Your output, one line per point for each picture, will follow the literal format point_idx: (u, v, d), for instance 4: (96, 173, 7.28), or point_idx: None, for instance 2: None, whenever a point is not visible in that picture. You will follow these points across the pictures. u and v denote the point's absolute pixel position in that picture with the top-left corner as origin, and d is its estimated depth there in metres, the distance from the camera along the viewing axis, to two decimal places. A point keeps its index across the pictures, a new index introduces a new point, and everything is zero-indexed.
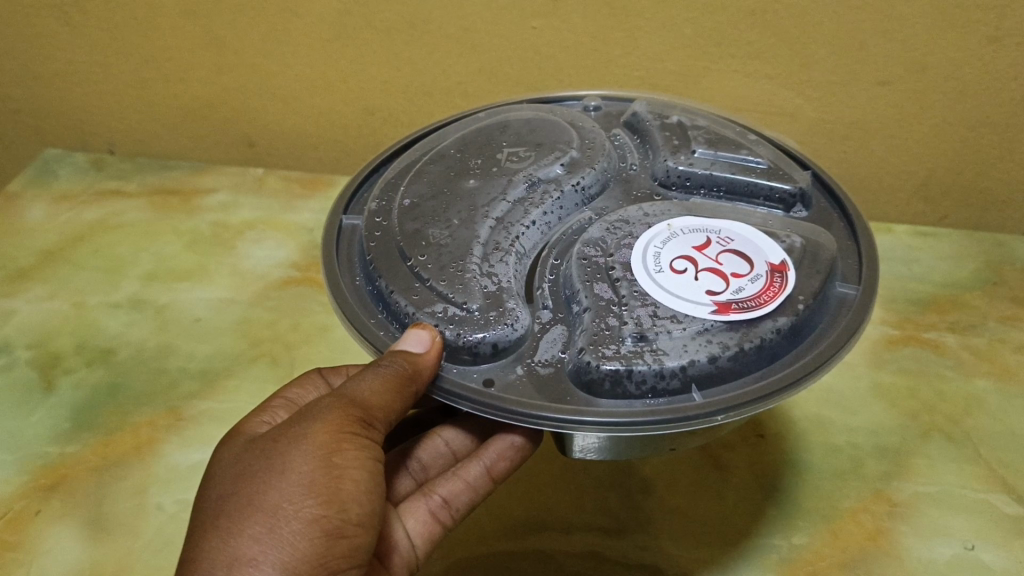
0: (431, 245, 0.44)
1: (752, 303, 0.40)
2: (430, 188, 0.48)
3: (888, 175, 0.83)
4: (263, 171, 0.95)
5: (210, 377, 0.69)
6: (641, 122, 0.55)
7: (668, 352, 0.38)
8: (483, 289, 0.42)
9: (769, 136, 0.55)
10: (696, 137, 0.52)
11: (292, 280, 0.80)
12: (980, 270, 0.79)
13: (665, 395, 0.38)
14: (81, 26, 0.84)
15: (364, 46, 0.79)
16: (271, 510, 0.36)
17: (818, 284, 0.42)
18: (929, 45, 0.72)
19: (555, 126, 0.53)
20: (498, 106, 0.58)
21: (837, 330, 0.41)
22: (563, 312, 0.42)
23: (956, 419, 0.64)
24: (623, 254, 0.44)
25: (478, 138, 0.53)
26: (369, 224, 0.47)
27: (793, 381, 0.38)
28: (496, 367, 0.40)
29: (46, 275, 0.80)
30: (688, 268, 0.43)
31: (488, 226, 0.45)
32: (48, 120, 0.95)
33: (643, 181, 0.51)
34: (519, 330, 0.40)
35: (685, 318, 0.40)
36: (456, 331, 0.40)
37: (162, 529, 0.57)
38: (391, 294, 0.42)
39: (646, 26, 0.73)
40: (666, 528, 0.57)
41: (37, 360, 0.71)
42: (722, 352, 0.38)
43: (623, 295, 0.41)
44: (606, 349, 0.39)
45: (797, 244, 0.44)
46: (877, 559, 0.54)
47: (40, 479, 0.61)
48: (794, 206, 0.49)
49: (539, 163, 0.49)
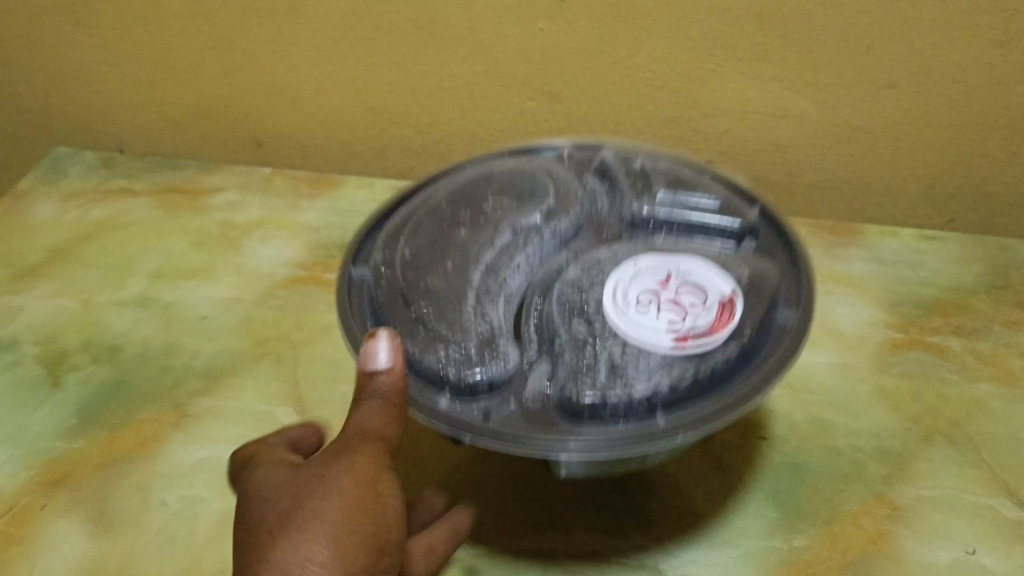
0: (432, 295, 0.50)
1: (706, 332, 0.47)
2: (426, 241, 0.54)
3: (895, 178, 0.82)
4: (270, 171, 0.94)
5: (215, 375, 0.69)
6: (611, 170, 0.61)
7: (637, 382, 0.45)
8: (480, 331, 0.48)
9: (725, 174, 0.61)
10: (657, 182, 0.60)
11: (297, 279, 0.80)
12: (985, 274, 0.79)
13: (635, 419, 0.45)
14: (93, 25, 0.86)
15: (371, 46, 0.81)
16: (324, 519, 0.37)
17: (762, 313, 0.49)
18: (932, 49, 0.73)
19: (534, 176, 0.59)
20: (481, 158, 0.63)
21: (780, 355, 0.47)
22: (548, 347, 0.48)
23: (958, 423, 0.64)
24: (597, 293, 0.50)
25: (465, 190, 0.58)
26: (376, 277, 0.53)
27: (745, 402, 0.45)
28: (493, 401, 0.47)
29: (54, 273, 0.81)
30: (652, 300, 0.49)
31: (480, 274, 0.52)
32: (58, 118, 0.96)
33: (614, 223, 0.57)
34: (509, 368, 0.47)
35: (649, 350, 0.46)
36: (458, 372, 0.46)
37: (166, 525, 0.57)
38: (401, 341, 0.49)
39: (651, 28, 0.74)
40: (666, 527, 0.57)
41: (44, 357, 0.71)
42: (680, 380, 0.45)
43: (597, 332, 0.48)
44: (586, 383, 0.45)
45: (743, 275, 0.51)
46: (876, 562, 0.54)
47: (45, 474, 0.61)
48: (742, 240, 0.56)
49: (521, 213, 0.55)
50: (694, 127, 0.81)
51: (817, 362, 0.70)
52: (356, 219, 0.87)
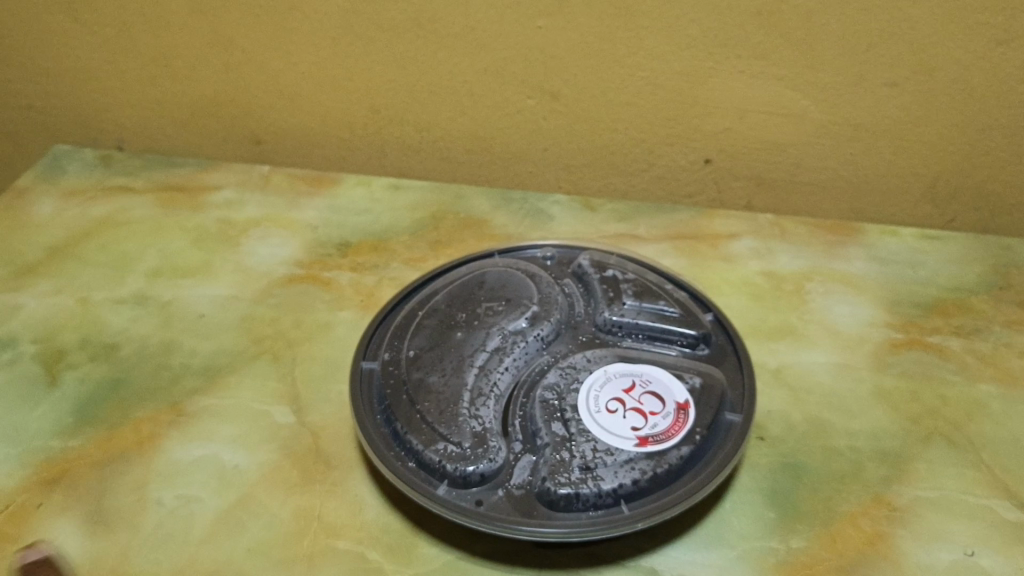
0: (432, 395, 0.59)
1: (663, 436, 0.55)
2: (429, 340, 0.64)
3: (895, 177, 0.82)
4: (268, 169, 0.94)
5: (212, 374, 0.69)
6: (586, 274, 0.71)
7: (605, 477, 0.53)
8: (472, 430, 0.56)
9: (686, 282, 0.71)
10: (626, 290, 0.68)
11: (296, 277, 0.80)
12: (986, 273, 0.79)
13: (603, 508, 0.52)
14: (93, 22, 0.86)
15: (371, 44, 0.81)
16: None
17: (710, 418, 0.57)
18: (934, 47, 0.72)
19: (520, 281, 0.69)
20: (474, 258, 0.74)
21: (725, 450, 0.55)
22: (530, 443, 0.56)
23: (958, 424, 0.64)
24: (572, 397, 0.58)
25: (462, 294, 0.68)
26: (384, 372, 0.61)
27: (694, 489, 0.53)
28: (483, 490, 0.53)
29: (52, 270, 0.81)
30: (618, 408, 0.57)
31: (473, 374, 0.60)
32: (58, 115, 0.96)
33: (587, 326, 0.66)
34: (497, 463, 0.54)
35: (616, 450, 0.54)
36: (454, 464, 0.54)
37: (162, 524, 0.57)
38: (405, 434, 0.56)
39: (651, 25, 0.74)
40: (662, 527, 0.56)
41: (42, 356, 0.71)
42: (642, 476, 0.53)
43: (572, 433, 0.56)
44: (561, 477, 0.53)
45: (697, 385, 0.59)
46: (875, 563, 0.54)
47: (42, 473, 0.61)
48: (699, 345, 0.64)
49: (509, 317, 0.65)
50: (693, 125, 0.81)
51: (816, 362, 0.70)
52: (354, 218, 0.87)
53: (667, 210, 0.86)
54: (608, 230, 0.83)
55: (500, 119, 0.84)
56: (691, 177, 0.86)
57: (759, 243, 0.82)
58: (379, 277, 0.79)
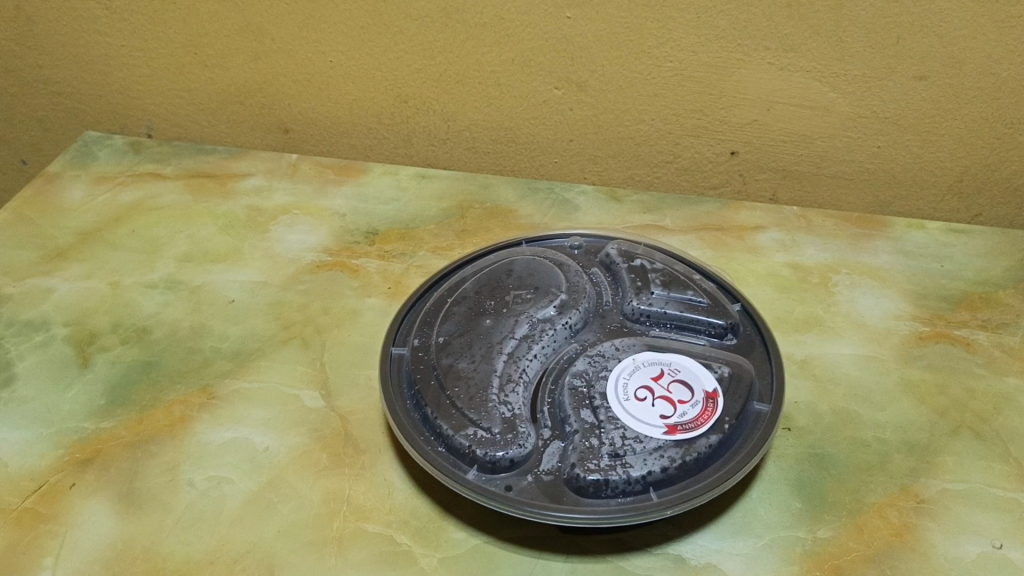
0: (462, 380, 0.59)
1: (692, 425, 0.55)
2: (458, 326, 0.64)
3: (923, 170, 0.82)
4: (297, 157, 0.94)
5: (242, 358, 0.70)
6: (614, 264, 0.71)
7: (634, 464, 0.53)
8: (502, 416, 0.56)
9: (713, 272, 0.71)
10: (654, 280, 0.68)
11: (324, 264, 0.80)
12: (1013, 268, 0.79)
13: (631, 495, 0.53)
14: (124, 10, 0.87)
15: (399, 33, 0.81)
16: None
17: (739, 406, 0.57)
18: (964, 41, 0.72)
19: (548, 270, 0.70)
20: (503, 246, 0.74)
21: (753, 439, 0.56)
22: (559, 430, 0.57)
23: (986, 417, 0.64)
24: (601, 385, 0.59)
25: (490, 281, 0.69)
26: (415, 357, 0.62)
27: (723, 476, 0.53)
28: (513, 475, 0.54)
29: (83, 255, 0.81)
30: (647, 396, 0.58)
31: (502, 360, 0.61)
32: (88, 101, 0.97)
33: (615, 315, 0.66)
34: (527, 449, 0.54)
35: (645, 437, 0.54)
36: (484, 449, 0.54)
37: (193, 504, 0.58)
38: (435, 418, 0.57)
39: (680, 16, 0.74)
40: (689, 516, 0.56)
41: (74, 338, 0.72)
42: (670, 464, 0.53)
43: (601, 420, 0.56)
44: (590, 463, 0.53)
45: (726, 374, 0.59)
46: (902, 554, 0.54)
47: (75, 453, 0.62)
48: (727, 335, 0.64)
49: (537, 306, 0.66)
50: (719, 117, 0.81)
51: (843, 353, 0.70)
52: (381, 206, 0.87)
53: (693, 202, 0.86)
54: (633, 220, 0.83)
55: (527, 109, 0.85)
56: (717, 168, 0.86)
57: (784, 235, 0.82)
58: (406, 264, 0.80)
